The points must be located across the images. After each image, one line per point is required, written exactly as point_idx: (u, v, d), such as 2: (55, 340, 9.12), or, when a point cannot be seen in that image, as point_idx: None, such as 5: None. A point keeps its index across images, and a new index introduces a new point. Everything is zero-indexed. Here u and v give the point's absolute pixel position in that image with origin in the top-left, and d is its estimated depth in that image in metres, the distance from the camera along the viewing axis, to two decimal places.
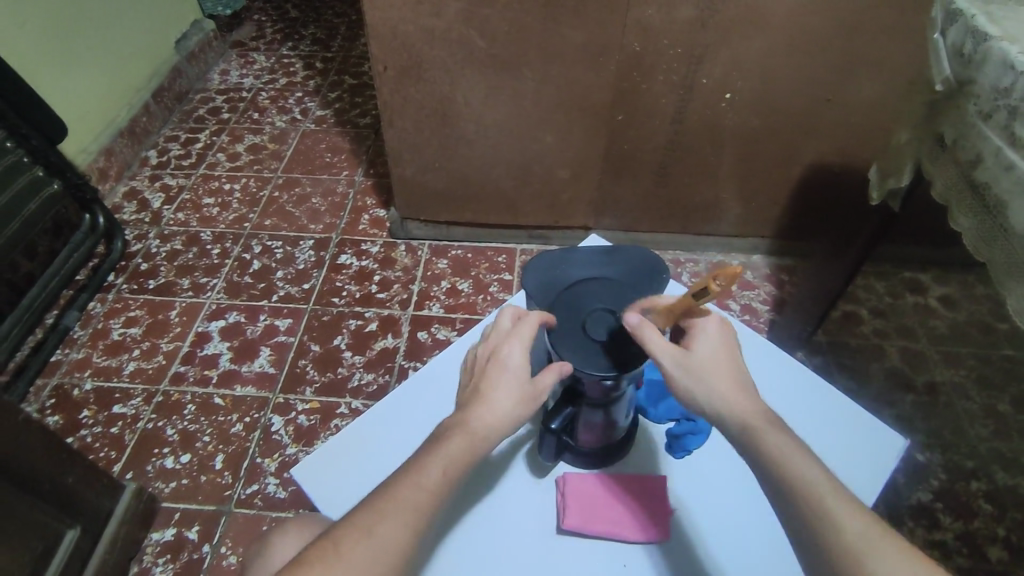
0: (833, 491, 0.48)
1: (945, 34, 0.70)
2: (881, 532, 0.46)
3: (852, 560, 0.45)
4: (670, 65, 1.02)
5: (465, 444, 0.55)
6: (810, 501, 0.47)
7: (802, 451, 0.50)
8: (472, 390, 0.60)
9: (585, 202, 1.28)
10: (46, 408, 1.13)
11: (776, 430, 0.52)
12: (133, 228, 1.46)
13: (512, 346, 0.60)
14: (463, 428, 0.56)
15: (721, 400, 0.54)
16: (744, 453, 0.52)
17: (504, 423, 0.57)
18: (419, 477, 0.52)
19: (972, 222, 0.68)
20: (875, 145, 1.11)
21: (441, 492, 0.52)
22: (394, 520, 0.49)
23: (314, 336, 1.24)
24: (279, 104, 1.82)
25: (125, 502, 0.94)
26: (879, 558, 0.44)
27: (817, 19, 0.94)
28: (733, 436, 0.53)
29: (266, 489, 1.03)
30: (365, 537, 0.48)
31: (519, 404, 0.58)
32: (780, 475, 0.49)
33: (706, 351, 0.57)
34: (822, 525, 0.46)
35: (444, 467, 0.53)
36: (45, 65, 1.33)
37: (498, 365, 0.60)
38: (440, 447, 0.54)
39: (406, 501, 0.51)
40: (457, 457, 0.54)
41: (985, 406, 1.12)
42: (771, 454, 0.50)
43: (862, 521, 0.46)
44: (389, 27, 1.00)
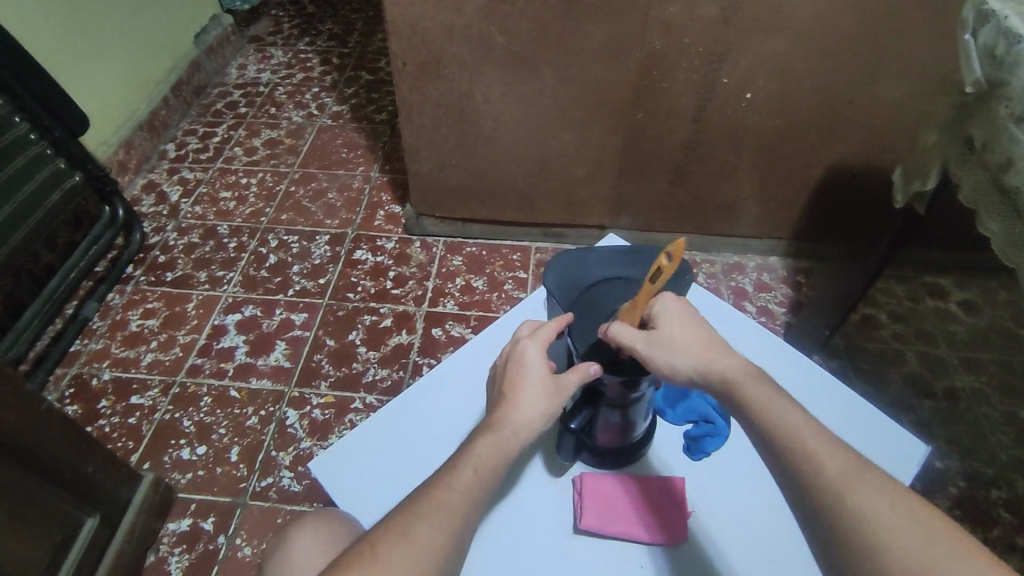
0: (812, 431, 0.48)
1: (976, 35, 0.68)
2: (861, 468, 0.46)
3: (831, 494, 0.45)
4: (691, 64, 1.01)
5: (494, 444, 0.55)
6: (788, 441, 0.48)
7: (781, 397, 0.51)
8: (496, 393, 0.61)
9: (601, 200, 1.28)
10: (66, 397, 1.15)
11: (755, 380, 0.52)
12: (151, 220, 1.48)
13: (526, 343, 0.62)
14: (491, 429, 0.56)
15: (697, 359, 0.54)
16: (728, 406, 0.53)
17: (531, 416, 0.57)
18: (451, 479, 0.52)
19: (1001, 227, 0.67)
20: (898, 147, 1.10)
21: (474, 494, 0.52)
22: (431, 522, 0.49)
23: (329, 331, 1.24)
24: (296, 99, 1.82)
25: (143, 492, 0.95)
26: (858, 491, 0.44)
27: (842, 19, 0.92)
28: (717, 392, 0.54)
29: (281, 482, 1.03)
30: (402, 540, 0.48)
31: (543, 396, 0.58)
32: (761, 421, 0.50)
33: (671, 323, 0.56)
34: (801, 463, 0.47)
35: (475, 468, 0.53)
36: (68, 58, 1.34)
37: (519, 366, 0.60)
38: (470, 450, 0.54)
39: (440, 503, 0.50)
40: (487, 458, 0.54)
41: (1005, 413, 1.11)
42: (749, 402, 0.51)
43: (840, 457, 0.47)
44: (409, 23, 1.00)
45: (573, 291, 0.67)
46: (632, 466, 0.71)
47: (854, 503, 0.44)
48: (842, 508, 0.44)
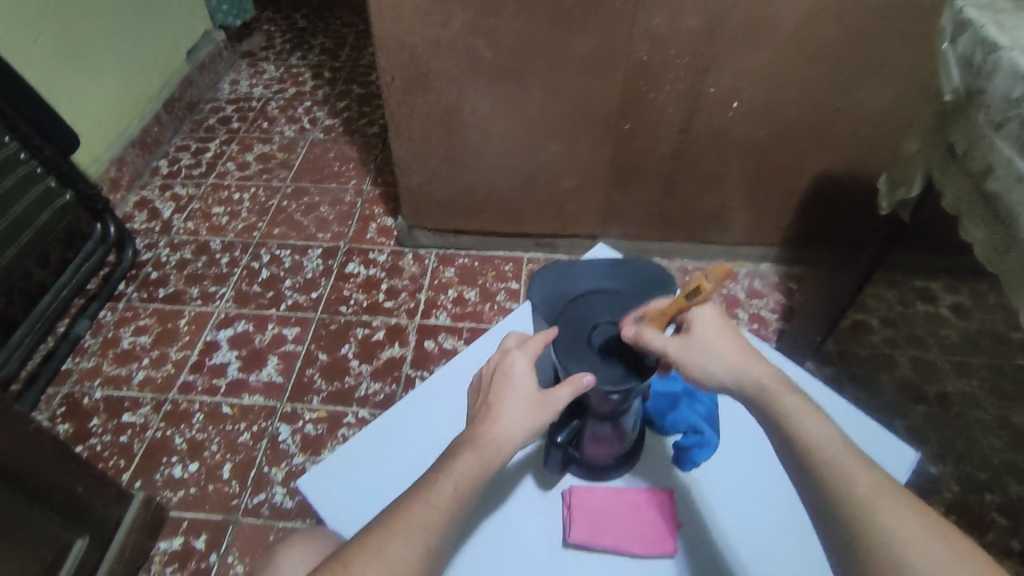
0: (845, 449, 0.48)
1: (955, 43, 0.69)
2: (893, 490, 0.46)
3: (858, 509, 0.45)
4: (677, 75, 1.02)
5: (476, 459, 0.55)
6: (819, 455, 0.48)
7: (815, 413, 0.51)
8: (480, 405, 0.61)
9: (592, 211, 1.28)
10: (57, 416, 1.15)
11: (790, 393, 0.53)
12: (143, 237, 1.48)
13: (514, 355, 0.61)
14: (473, 443, 0.56)
15: (735, 366, 0.56)
16: (761, 415, 0.54)
17: (514, 430, 0.57)
18: (430, 495, 0.52)
19: (984, 233, 0.67)
20: (884, 154, 1.10)
21: (451, 511, 0.52)
22: (405, 541, 0.49)
23: (322, 345, 1.24)
24: (288, 113, 1.83)
25: (134, 511, 0.94)
26: (888, 509, 0.44)
27: (825, 29, 0.93)
28: (751, 401, 0.55)
29: (273, 498, 1.03)
30: (376, 557, 0.48)
31: (528, 410, 0.58)
32: (793, 433, 0.50)
33: (704, 328, 0.58)
34: (830, 476, 0.47)
35: (454, 483, 0.53)
36: (59, 77, 1.35)
37: (506, 381, 0.60)
38: (451, 464, 0.54)
39: (416, 521, 0.50)
40: (469, 474, 0.54)
41: (998, 417, 1.11)
42: (782, 412, 0.52)
43: (873, 476, 0.46)
44: (396, 38, 1.01)
45: (560, 303, 0.67)
46: (620, 477, 0.70)
47: (882, 519, 0.44)
48: (869, 523, 0.44)
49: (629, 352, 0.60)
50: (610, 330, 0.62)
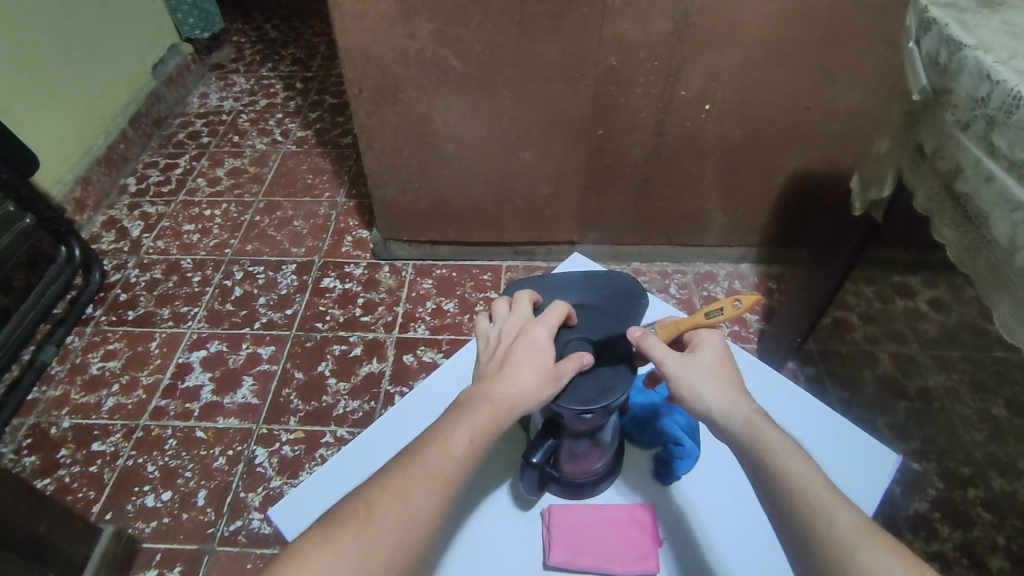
0: (824, 486, 0.47)
1: (920, 43, 0.69)
2: (872, 527, 0.45)
3: (844, 552, 0.43)
4: (648, 79, 1.01)
5: (491, 415, 0.53)
6: (799, 494, 0.47)
7: (791, 447, 0.50)
8: (496, 363, 0.57)
9: (569, 217, 1.27)
10: (22, 448, 1.10)
11: (772, 428, 0.52)
12: (111, 258, 1.44)
13: (539, 326, 0.59)
14: (490, 401, 0.54)
15: (724, 400, 0.54)
16: (741, 454, 0.52)
17: (530, 397, 0.54)
18: (446, 442, 0.52)
19: (955, 233, 0.67)
20: (857, 152, 1.10)
21: (465, 460, 0.51)
22: (425, 488, 0.49)
23: (297, 363, 1.21)
24: (259, 126, 1.80)
25: (103, 545, 0.91)
26: (871, 550, 0.43)
27: (793, 30, 0.93)
28: (732, 438, 0.53)
29: (251, 525, 1.00)
30: (397, 502, 0.48)
31: (545, 378, 0.55)
32: (771, 470, 0.49)
33: (709, 352, 0.57)
34: (811, 517, 0.46)
35: (470, 434, 0.52)
36: (17, 96, 1.31)
37: (529, 344, 0.57)
38: (466, 414, 0.53)
39: (432, 465, 0.50)
40: (485, 427, 0.52)
41: (979, 410, 1.11)
42: (765, 450, 0.50)
43: (853, 515, 0.45)
44: (362, 50, 0.99)
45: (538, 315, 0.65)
46: (601, 492, 0.69)
47: (867, 562, 0.43)
48: (853, 566, 0.43)
49: (603, 366, 0.59)
50: (584, 346, 0.60)
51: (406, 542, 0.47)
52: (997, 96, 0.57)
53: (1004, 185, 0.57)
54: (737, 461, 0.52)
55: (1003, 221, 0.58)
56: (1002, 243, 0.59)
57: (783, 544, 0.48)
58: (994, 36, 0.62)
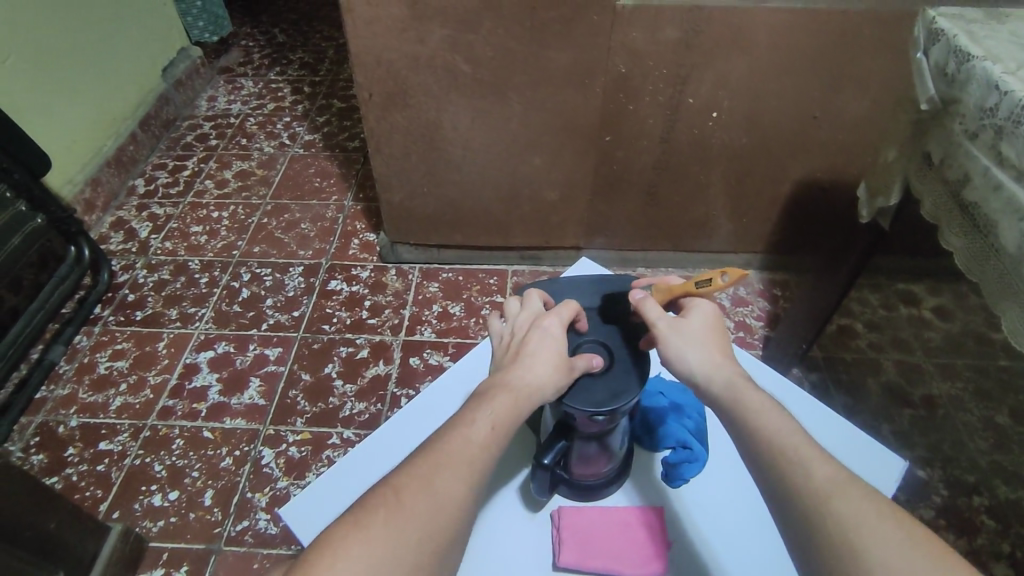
0: (803, 441, 0.48)
1: (928, 54, 0.70)
2: (849, 478, 0.46)
3: (819, 501, 0.44)
4: (657, 86, 1.02)
5: (510, 401, 0.53)
6: (777, 449, 0.48)
7: (773, 407, 0.51)
8: (509, 355, 0.58)
9: (575, 222, 1.28)
10: (30, 447, 1.11)
11: (756, 391, 0.52)
12: (120, 258, 1.45)
13: (551, 317, 0.60)
14: (507, 388, 0.54)
15: (709, 364, 0.55)
16: (725, 415, 0.52)
17: (547, 385, 0.55)
18: (468, 431, 0.52)
19: (963, 241, 0.67)
20: (863, 161, 1.11)
21: (489, 447, 0.52)
22: (452, 475, 0.49)
23: (304, 365, 1.22)
24: (267, 129, 1.81)
25: (112, 543, 0.91)
26: (845, 498, 0.44)
27: (801, 39, 0.94)
28: (715, 400, 0.54)
29: (257, 525, 1.00)
30: (425, 489, 0.48)
31: (560, 367, 0.56)
32: (750, 427, 0.50)
33: (698, 319, 0.57)
34: (788, 469, 0.46)
35: (490, 421, 0.52)
36: (29, 97, 1.32)
37: (540, 336, 0.58)
38: (486, 402, 0.54)
39: (457, 453, 0.50)
40: (504, 413, 0.53)
41: (983, 418, 1.11)
42: (748, 410, 0.51)
43: (830, 467, 0.46)
44: (373, 54, 1.00)
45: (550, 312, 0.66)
46: (609, 495, 0.69)
47: (840, 510, 0.43)
48: (826, 513, 0.44)
49: (615, 368, 0.59)
50: (598, 349, 0.61)
51: (436, 528, 0.47)
52: (1006, 106, 0.58)
53: (1013, 194, 0.58)
54: (721, 422, 0.53)
55: (1012, 229, 0.59)
56: (1011, 251, 0.60)
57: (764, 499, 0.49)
58: (1002, 47, 0.63)
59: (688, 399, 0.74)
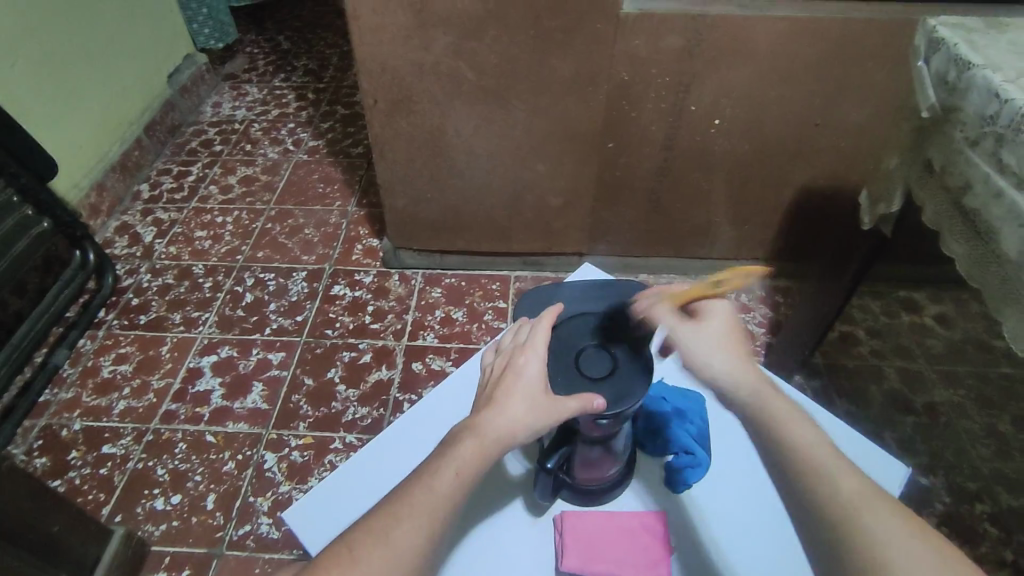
0: (830, 452, 0.49)
1: (929, 62, 0.70)
2: (876, 492, 0.46)
3: (844, 508, 0.45)
4: (659, 94, 1.02)
5: (477, 448, 0.53)
6: (801, 456, 0.49)
7: (798, 416, 0.52)
8: (485, 395, 0.59)
9: (578, 229, 1.28)
10: (34, 450, 1.11)
11: (782, 400, 0.53)
12: (124, 263, 1.45)
13: (527, 356, 0.59)
14: (475, 432, 0.54)
15: (732, 371, 0.56)
16: (748, 421, 0.53)
17: (514, 429, 0.54)
18: (432, 481, 0.52)
19: (964, 247, 0.68)
20: (865, 169, 1.12)
21: (453, 496, 0.51)
22: (410, 526, 0.49)
23: (307, 369, 1.22)
24: (271, 135, 1.82)
25: (114, 547, 0.91)
26: (870, 507, 0.45)
27: (803, 47, 0.95)
28: (742, 408, 0.54)
29: (259, 529, 1.00)
30: (381, 543, 0.48)
31: (533, 408, 0.55)
32: (774, 433, 0.51)
33: (717, 323, 0.59)
34: (815, 479, 0.47)
35: (456, 470, 0.52)
36: (36, 102, 1.33)
37: (514, 376, 0.58)
38: (453, 448, 0.54)
39: (419, 504, 0.50)
40: (470, 461, 0.53)
41: (986, 426, 1.11)
42: (772, 417, 0.52)
43: (857, 479, 0.47)
44: (379, 61, 1.01)
45: None
46: (611, 500, 0.69)
47: (868, 522, 0.44)
48: (854, 525, 0.44)
49: (616, 376, 0.58)
50: (601, 355, 0.60)
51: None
52: (1006, 114, 0.59)
53: (1013, 201, 0.59)
54: (745, 430, 0.54)
55: (1014, 235, 0.59)
56: (1013, 257, 0.60)
57: (787, 508, 0.49)
58: (1002, 56, 0.64)
59: (690, 404, 0.74)
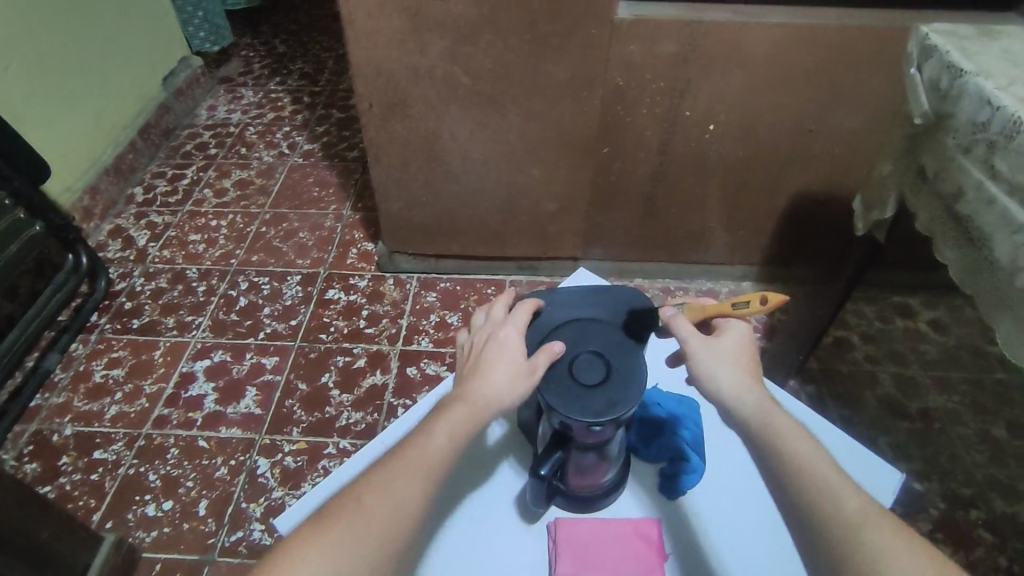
0: (831, 467, 0.48)
1: (922, 69, 0.71)
2: (879, 511, 0.46)
3: (848, 531, 0.45)
4: (654, 99, 1.03)
5: (467, 410, 0.54)
6: (805, 476, 0.48)
7: (800, 431, 0.51)
8: (468, 363, 0.59)
9: (574, 233, 1.28)
10: (24, 455, 1.10)
11: (784, 414, 0.52)
12: (117, 266, 1.45)
13: (508, 328, 0.60)
14: (463, 396, 0.55)
15: (735, 384, 0.54)
16: (749, 435, 0.52)
17: (502, 395, 0.55)
18: (427, 440, 0.52)
19: (957, 254, 0.68)
20: (860, 175, 1.12)
21: (448, 454, 0.52)
22: (410, 482, 0.50)
23: (301, 374, 1.22)
24: (266, 138, 1.82)
25: (105, 554, 0.90)
26: (875, 530, 0.44)
27: (797, 53, 0.95)
28: (742, 422, 0.53)
29: (251, 536, 1.00)
30: (384, 497, 0.49)
31: (516, 372, 0.57)
32: (778, 450, 0.50)
33: (733, 338, 0.58)
34: (818, 498, 0.47)
35: (448, 432, 0.53)
36: (29, 105, 1.32)
37: (497, 345, 0.59)
38: (444, 411, 0.54)
39: (417, 460, 0.51)
40: (462, 422, 0.54)
41: (979, 431, 1.12)
42: (775, 433, 0.51)
43: (859, 496, 0.47)
44: (374, 66, 1.01)
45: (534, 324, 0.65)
46: (604, 507, 0.69)
47: (871, 541, 0.44)
48: (857, 545, 0.44)
49: (611, 380, 0.58)
50: (595, 359, 0.60)
51: (392, 536, 0.48)
52: (998, 122, 0.59)
53: (1006, 208, 0.59)
54: (744, 443, 0.53)
55: (1005, 242, 0.59)
56: (1004, 264, 0.60)
57: (787, 523, 0.49)
58: (994, 64, 0.64)
59: (685, 410, 0.74)
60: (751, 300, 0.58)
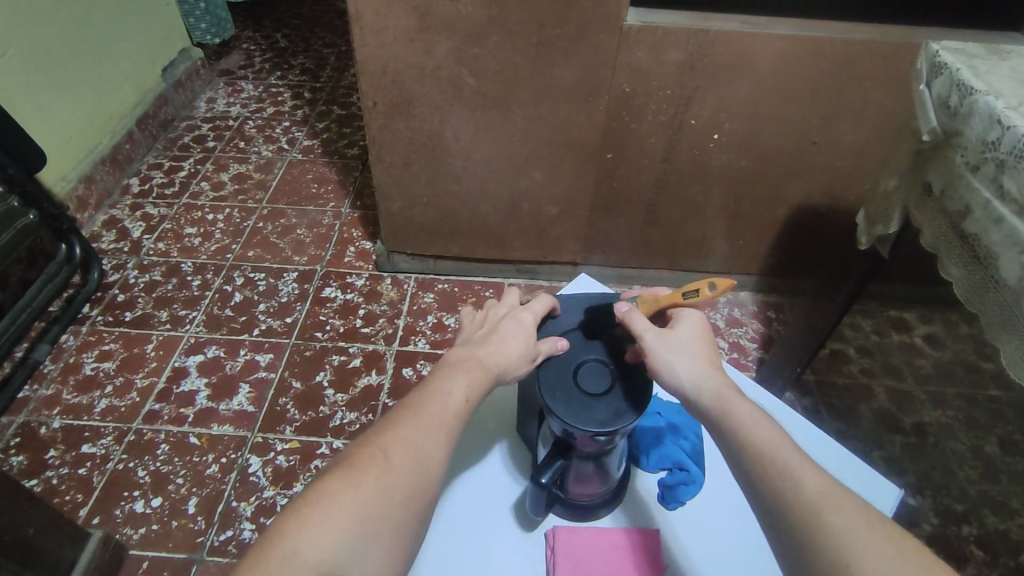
0: (792, 452, 0.48)
1: (931, 85, 0.71)
2: (841, 492, 0.45)
3: (810, 513, 0.44)
4: (660, 107, 1.02)
5: (483, 376, 0.56)
6: (765, 460, 0.47)
7: (759, 416, 0.51)
8: (480, 334, 0.61)
9: (573, 238, 1.28)
10: (10, 447, 1.08)
11: (743, 401, 0.52)
12: (111, 257, 1.43)
13: (526, 312, 0.63)
14: (478, 362, 0.57)
15: (695, 375, 0.55)
16: (711, 425, 0.52)
17: (513, 368, 0.58)
18: (446, 400, 0.54)
19: (962, 271, 0.68)
20: (861, 188, 1.12)
21: (464, 414, 0.54)
22: (433, 439, 0.51)
23: (296, 373, 1.20)
24: (265, 133, 1.81)
25: (91, 550, 0.89)
26: (836, 510, 0.44)
27: (804, 66, 0.95)
28: (705, 413, 0.53)
29: (241, 535, 0.98)
30: (411, 450, 0.50)
31: (526, 350, 0.59)
32: (738, 438, 0.49)
33: (690, 331, 0.58)
34: (780, 482, 0.46)
35: (466, 394, 0.55)
36: (25, 91, 1.30)
37: (514, 324, 0.61)
38: (462, 374, 0.56)
39: (438, 417, 0.52)
40: (478, 385, 0.56)
41: (973, 447, 1.12)
42: (735, 421, 0.50)
43: (819, 476, 0.46)
44: (380, 64, 1.00)
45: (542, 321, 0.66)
46: (601, 516, 0.68)
47: (833, 522, 0.43)
48: (820, 525, 0.43)
49: (615, 390, 0.58)
50: (600, 369, 0.59)
51: (418, 489, 0.49)
52: (1008, 141, 0.59)
53: (1013, 227, 0.59)
54: (710, 436, 0.53)
55: (1013, 261, 0.59)
56: (1010, 282, 0.60)
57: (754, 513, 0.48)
58: (1005, 83, 0.64)
59: (685, 420, 0.73)
60: (698, 287, 0.57)
